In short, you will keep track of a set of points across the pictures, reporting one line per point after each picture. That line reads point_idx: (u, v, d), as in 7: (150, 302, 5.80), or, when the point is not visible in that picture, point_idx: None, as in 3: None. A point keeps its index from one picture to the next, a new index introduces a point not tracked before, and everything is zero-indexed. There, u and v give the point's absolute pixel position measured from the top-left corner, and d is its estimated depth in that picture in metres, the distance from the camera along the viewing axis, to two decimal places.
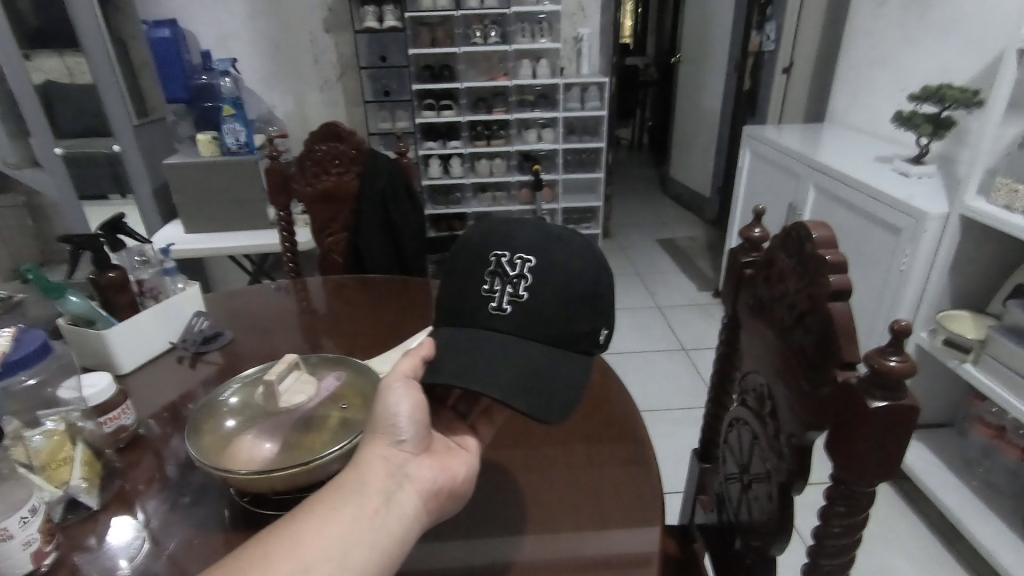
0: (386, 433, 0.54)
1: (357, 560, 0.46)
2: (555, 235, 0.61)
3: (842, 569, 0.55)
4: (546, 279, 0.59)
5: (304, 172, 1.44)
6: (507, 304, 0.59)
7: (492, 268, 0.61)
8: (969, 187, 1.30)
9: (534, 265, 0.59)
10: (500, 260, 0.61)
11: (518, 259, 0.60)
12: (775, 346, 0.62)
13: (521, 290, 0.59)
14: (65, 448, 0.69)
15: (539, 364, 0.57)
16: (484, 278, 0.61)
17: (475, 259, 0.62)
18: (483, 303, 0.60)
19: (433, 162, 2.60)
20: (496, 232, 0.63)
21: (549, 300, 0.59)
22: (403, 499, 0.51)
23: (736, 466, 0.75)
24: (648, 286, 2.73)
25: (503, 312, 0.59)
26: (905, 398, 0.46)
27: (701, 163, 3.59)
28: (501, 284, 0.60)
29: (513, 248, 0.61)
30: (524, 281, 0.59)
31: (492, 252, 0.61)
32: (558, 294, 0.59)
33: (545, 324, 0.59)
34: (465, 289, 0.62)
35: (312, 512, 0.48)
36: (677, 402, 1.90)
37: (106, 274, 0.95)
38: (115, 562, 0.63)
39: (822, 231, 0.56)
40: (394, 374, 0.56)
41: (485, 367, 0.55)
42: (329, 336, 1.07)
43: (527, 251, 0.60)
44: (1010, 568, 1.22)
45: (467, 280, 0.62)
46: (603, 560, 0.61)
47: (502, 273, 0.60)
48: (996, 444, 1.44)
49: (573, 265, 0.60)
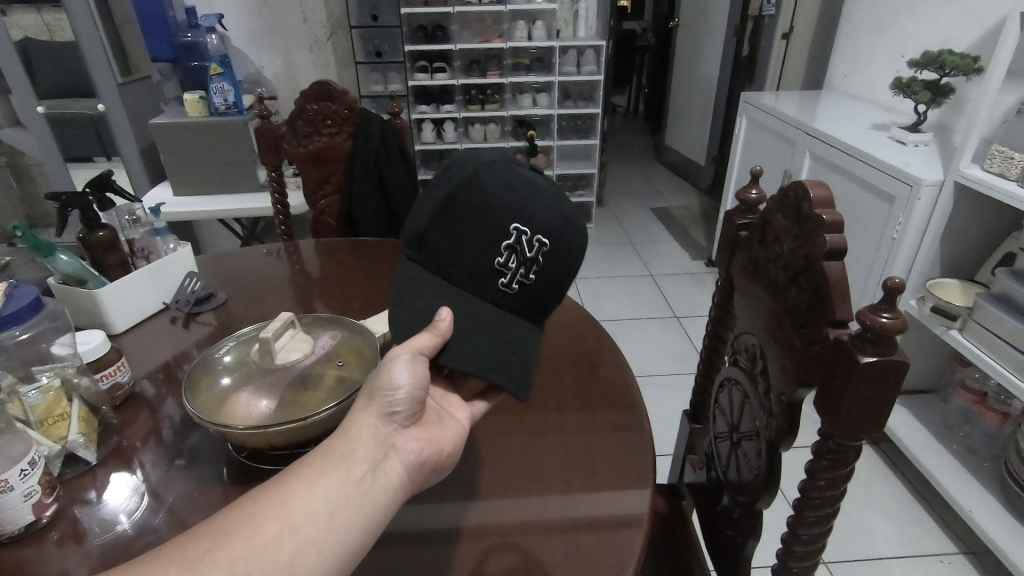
0: (380, 402, 0.52)
1: (344, 523, 0.45)
2: (566, 218, 0.61)
3: (826, 521, 0.57)
4: (552, 263, 0.60)
5: (296, 132, 1.41)
6: (515, 283, 0.59)
7: (510, 242, 0.58)
8: (964, 155, 1.30)
9: (548, 248, 0.59)
10: (520, 236, 0.58)
11: (537, 240, 0.59)
12: (768, 307, 0.63)
13: (530, 275, 0.59)
14: (62, 404, 0.69)
15: (526, 341, 0.59)
16: (500, 250, 0.58)
17: (492, 225, 0.57)
18: (493, 277, 0.58)
19: (426, 127, 2.58)
20: (520, 197, 0.58)
21: (546, 285, 0.61)
22: (388, 470, 0.50)
23: (725, 425, 0.76)
24: (641, 254, 2.73)
25: (509, 290, 0.59)
26: (895, 353, 0.47)
27: (696, 130, 3.56)
28: (516, 262, 0.59)
29: (533, 226, 0.58)
30: (535, 266, 0.59)
31: (512, 224, 0.58)
32: (554, 281, 0.61)
33: (537, 307, 0.61)
34: (473, 256, 0.58)
35: (301, 476, 0.47)
36: (666, 367, 1.94)
37: (95, 233, 0.94)
38: (115, 515, 0.64)
39: (819, 190, 0.56)
40: (403, 346, 0.53)
41: (481, 347, 0.56)
42: (323, 299, 1.07)
43: (545, 232, 0.59)
44: (985, 527, 1.27)
45: (480, 249, 0.58)
46: (594, 521, 0.63)
47: (520, 251, 0.58)
48: (977, 410, 1.46)
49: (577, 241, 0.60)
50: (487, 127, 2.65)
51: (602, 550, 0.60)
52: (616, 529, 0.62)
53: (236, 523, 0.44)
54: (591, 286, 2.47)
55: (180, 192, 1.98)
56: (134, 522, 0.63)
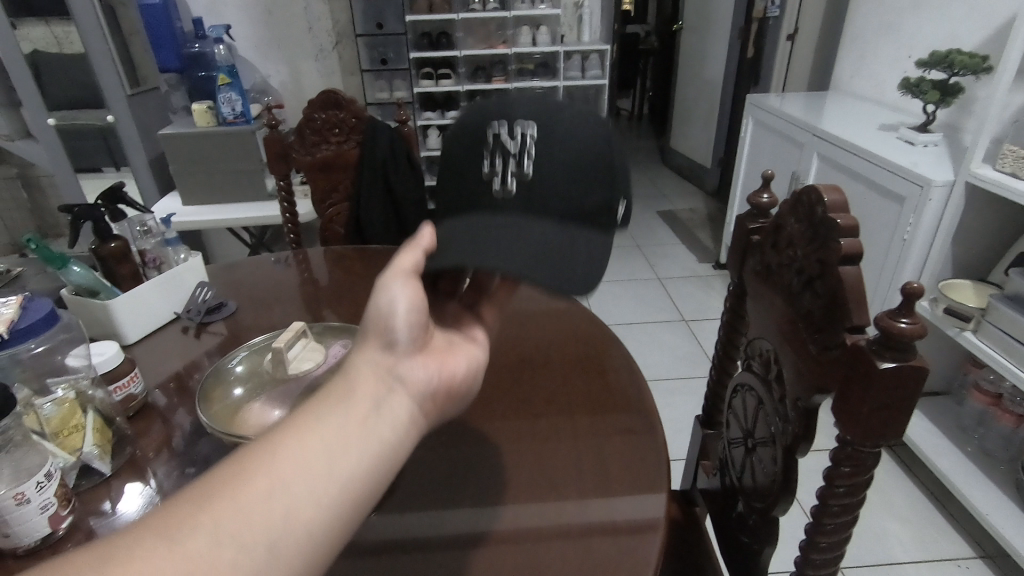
0: (378, 335, 0.44)
1: (347, 468, 0.36)
2: (553, 110, 0.60)
3: (844, 528, 0.56)
4: (545, 150, 0.57)
5: (304, 141, 1.42)
6: (511, 181, 0.57)
7: (491, 144, 0.58)
8: (975, 154, 1.29)
9: (534, 135, 0.58)
10: (499, 134, 0.58)
11: (518, 130, 0.58)
12: (782, 311, 0.62)
13: (525, 166, 0.57)
14: (76, 415, 0.70)
15: (550, 240, 0.55)
16: (484, 157, 0.58)
17: (473, 141, 0.60)
18: (486, 183, 0.57)
19: (432, 133, 2.61)
20: (492, 112, 0.60)
21: (553, 178, 0.57)
22: (397, 406, 0.41)
23: (740, 430, 0.76)
24: (648, 257, 2.73)
25: (506, 189, 0.57)
26: (913, 358, 0.46)
27: (701, 132, 3.56)
28: (502, 160, 0.58)
29: (510, 121, 0.59)
30: (526, 156, 0.57)
31: (489, 129, 0.59)
32: (563, 170, 0.58)
33: (551, 196, 0.57)
34: (466, 171, 0.59)
35: (292, 422, 0.38)
36: (676, 371, 1.93)
37: (107, 244, 0.95)
38: (130, 527, 0.64)
39: (833, 195, 0.55)
40: (394, 269, 0.47)
41: (495, 248, 0.52)
42: (334, 308, 1.07)
43: (526, 123, 0.58)
44: (1002, 530, 1.26)
45: (471, 166, 0.59)
46: (610, 525, 0.62)
47: (504, 147, 0.58)
48: (992, 411, 1.45)
49: (570, 134, 0.59)
50: None
51: (619, 554, 0.59)
52: (634, 534, 0.61)
53: (216, 482, 0.34)
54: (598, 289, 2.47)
55: (190, 201, 2.00)
56: None
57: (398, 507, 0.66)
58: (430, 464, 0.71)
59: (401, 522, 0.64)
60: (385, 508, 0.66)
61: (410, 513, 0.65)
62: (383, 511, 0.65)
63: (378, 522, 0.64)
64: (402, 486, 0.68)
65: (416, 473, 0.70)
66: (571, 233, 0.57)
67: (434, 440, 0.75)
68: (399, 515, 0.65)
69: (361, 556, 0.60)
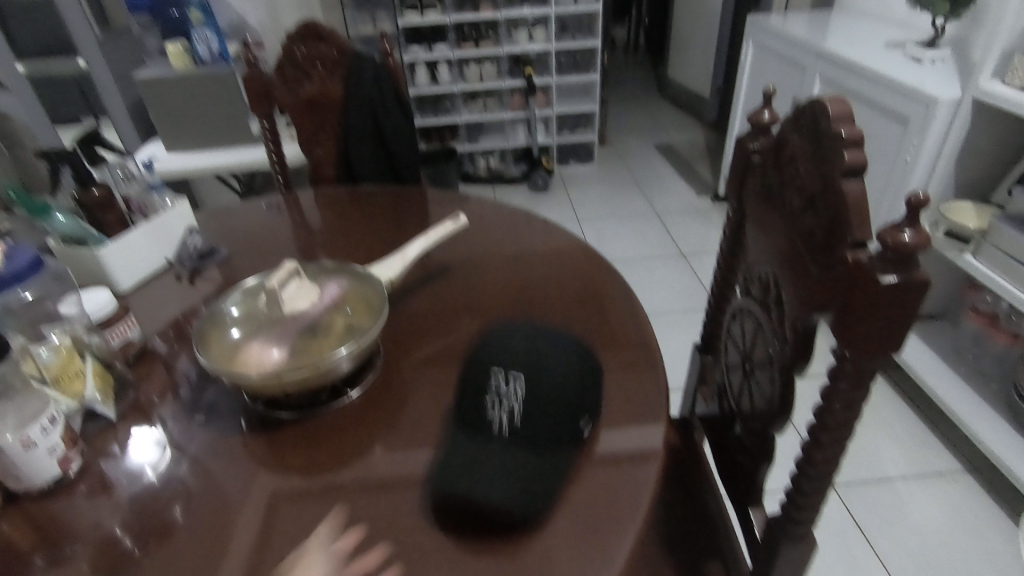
0: None
1: None
2: (542, 361, 0.63)
3: (839, 443, 0.58)
4: (534, 387, 0.61)
5: (285, 78, 1.35)
6: (503, 419, 0.59)
7: (490, 393, 0.61)
8: (984, 69, 1.24)
9: (524, 378, 0.62)
10: (496, 381, 0.62)
11: (511, 376, 0.62)
12: (784, 232, 0.61)
13: (514, 411, 0.60)
14: (75, 362, 0.69)
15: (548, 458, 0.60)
16: (484, 404, 0.61)
17: (474, 389, 0.63)
18: (482, 419, 0.60)
19: (420, 69, 2.51)
20: (494, 351, 0.66)
21: (545, 406, 0.61)
22: None
23: (738, 355, 0.76)
24: (646, 192, 2.69)
25: (502, 429, 0.59)
26: (916, 270, 0.45)
27: (700, 60, 3.43)
28: (496, 401, 0.61)
29: (506, 365, 0.63)
30: (516, 395, 0.60)
31: (489, 374, 0.63)
32: (552, 392, 0.61)
33: (541, 434, 0.60)
34: (463, 409, 0.63)
35: None
36: (674, 305, 1.94)
37: (90, 191, 0.92)
38: (140, 467, 0.66)
39: (838, 105, 0.52)
40: None
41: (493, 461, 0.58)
42: (328, 251, 1.06)
43: (517, 368, 0.62)
44: (991, 445, 1.30)
45: (469, 399, 0.63)
46: (611, 455, 0.63)
47: (497, 393, 0.61)
48: (987, 332, 1.47)
49: (555, 358, 0.64)
50: (482, 67, 2.58)
51: (619, 482, 0.61)
52: (634, 463, 0.62)
53: None
54: (596, 227, 2.44)
55: (174, 149, 1.94)
56: (159, 472, 0.65)
57: (402, 442, 0.67)
58: (432, 398, 0.72)
59: (404, 455, 0.65)
60: (388, 442, 0.67)
61: (413, 448, 0.66)
62: (387, 445, 0.67)
63: (383, 457, 0.65)
64: (404, 420, 0.70)
65: (419, 408, 0.71)
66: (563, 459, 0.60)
67: (435, 376, 0.76)
68: (402, 448, 0.66)
69: (366, 488, 0.62)
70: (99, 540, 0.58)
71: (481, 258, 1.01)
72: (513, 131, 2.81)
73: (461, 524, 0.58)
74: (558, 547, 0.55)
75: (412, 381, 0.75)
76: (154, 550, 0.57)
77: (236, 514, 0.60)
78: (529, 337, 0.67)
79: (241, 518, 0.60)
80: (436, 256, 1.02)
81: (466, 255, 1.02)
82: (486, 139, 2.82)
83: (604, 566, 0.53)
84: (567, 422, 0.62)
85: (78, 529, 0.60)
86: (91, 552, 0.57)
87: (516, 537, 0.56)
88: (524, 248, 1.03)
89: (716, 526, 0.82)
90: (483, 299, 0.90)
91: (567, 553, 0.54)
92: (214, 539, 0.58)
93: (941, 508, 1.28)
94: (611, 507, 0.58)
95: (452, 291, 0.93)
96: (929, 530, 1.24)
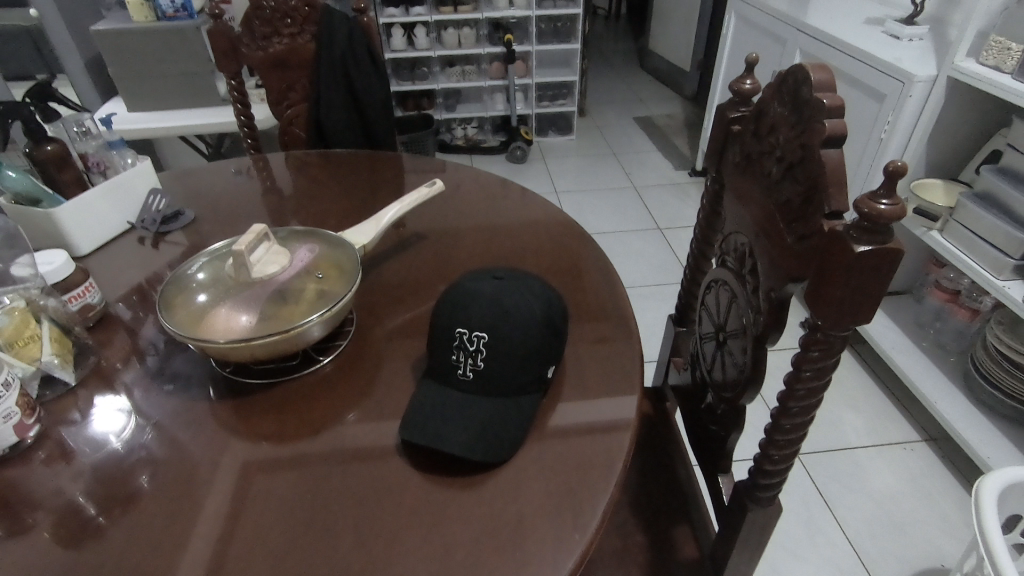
0: None
1: None
2: (508, 312, 0.62)
3: (808, 410, 0.59)
4: (499, 349, 0.61)
5: (253, 34, 1.28)
6: (470, 371, 0.62)
7: (456, 342, 0.63)
8: (960, 47, 1.25)
9: (489, 340, 0.61)
10: (462, 335, 0.63)
11: (476, 335, 0.62)
12: (761, 203, 0.61)
13: (480, 362, 0.62)
14: (30, 325, 0.67)
15: (509, 405, 0.62)
16: (451, 352, 0.63)
17: (441, 337, 0.64)
18: (451, 371, 0.63)
19: (396, 32, 2.43)
20: (459, 304, 0.64)
21: (507, 358, 0.62)
22: None
23: (712, 325, 0.77)
24: (624, 166, 2.67)
25: (467, 377, 0.62)
26: (891, 240, 0.45)
27: (681, 32, 3.39)
28: (462, 354, 0.62)
29: (471, 324, 0.62)
30: (480, 355, 0.62)
31: (453, 326, 0.63)
32: (515, 352, 0.62)
33: (505, 383, 0.62)
34: (434, 357, 0.65)
35: None
36: (649, 278, 1.95)
37: (43, 147, 0.86)
38: (102, 434, 0.64)
39: (820, 73, 0.52)
40: None
41: (454, 413, 0.61)
42: (299, 217, 1.02)
43: (482, 326, 0.62)
44: (947, 415, 1.35)
45: (439, 349, 0.64)
46: (586, 426, 0.64)
47: (465, 347, 0.62)
48: (949, 307, 1.51)
49: (520, 315, 0.62)
50: (460, 32, 2.52)
51: (592, 451, 0.61)
52: (606, 432, 0.63)
53: None
54: (573, 199, 2.43)
55: (136, 109, 1.86)
56: (123, 439, 0.63)
57: (374, 411, 0.66)
58: (407, 367, 0.71)
59: (377, 425, 0.64)
60: (361, 411, 0.66)
61: (386, 418, 0.65)
62: (360, 413, 0.66)
63: (357, 426, 0.64)
64: (377, 389, 0.69)
65: (392, 377, 0.70)
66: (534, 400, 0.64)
67: (409, 344, 0.75)
68: (374, 418, 0.65)
69: (337, 457, 0.61)
70: (60, 508, 0.57)
71: (456, 227, 0.99)
72: (491, 100, 2.76)
73: (433, 491, 0.57)
74: (531, 511, 0.55)
75: (386, 349, 0.74)
76: (118, 517, 0.56)
77: (204, 481, 0.59)
78: (496, 282, 0.65)
79: (210, 485, 0.59)
80: (410, 223, 1.00)
81: (441, 223, 1.00)
82: (463, 107, 2.77)
83: (575, 529, 0.54)
84: (539, 369, 0.64)
85: (37, 496, 0.58)
86: (51, 519, 0.56)
87: (488, 502, 0.56)
88: (500, 218, 1.01)
89: (685, 493, 0.84)
90: (458, 265, 0.89)
91: (539, 517, 0.55)
92: (182, 505, 0.57)
93: (898, 475, 1.33)
94: (584, 475, 0.58)
95: (426, 260, 0.91)
96: (887, 495, 1.29)
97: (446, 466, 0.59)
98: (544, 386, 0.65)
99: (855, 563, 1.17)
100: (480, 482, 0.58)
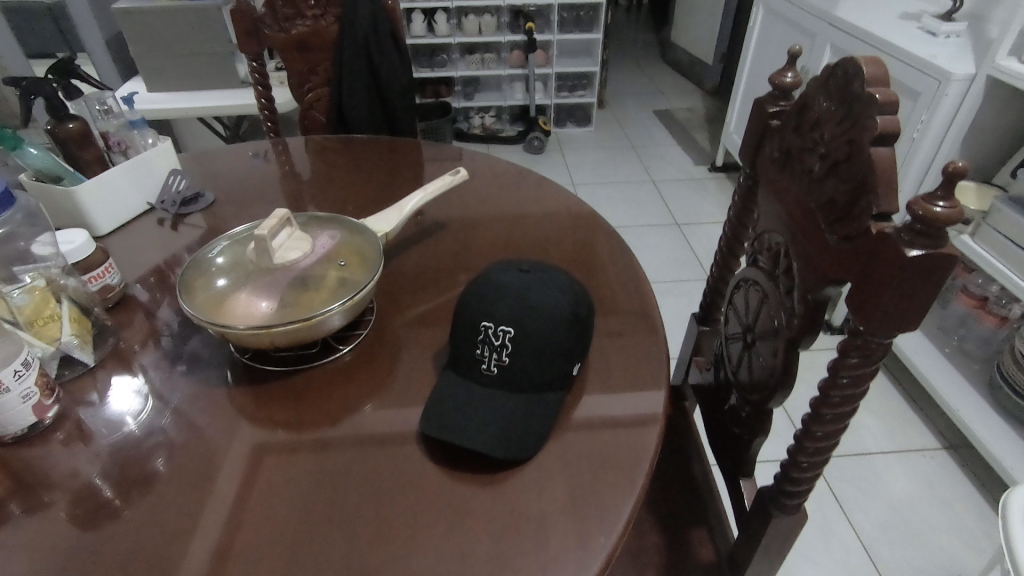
0: None
1: None
2: (533, 306, 0.61)
3: (842, 418, 0.57)
4: (524, 346, 0.60)
5: (276, 15, 1.25)
6: (495, 366, 0.61)
7: (480, 336, 0.61)
8: (1002, 45, 1.21)
9: (514, 335, 0.60)
10: (486, 330, 0.61)
11: (502, 330, 0.60)
12: (802, 200, 0.59)
13: (505, 357, 0.60)
14: (50, 305, 0.66)
15: (533, 403, 0.60)
16: (475, 346, 0.62)
17: (465, 330, 0.63)
18: (475, 365, 0.62)
19: (417, 17, 2.41)
20: (485, 298, 0.62)
21: (532, 354, 0.60)
22: None
23: (739, 325, 0.75)
24: (643, 159, 2.64)
25: (491, 373, 0.61)
26: (946, 245, 0.43)
27: (705, 25, 3.33)
28: (487, 349, 0.61)
29: (496, 318, 0.61)
30: (505, 350, 0.60)
31: (478, 320, 0.62)
32: (540, 349, 0.60)
33: (528, 379, 0.60)
34: (458, 351, 0.63)
35: None
36: (666, 275, 1.93)
37: (65, 125, 0.85)
38: (120, 415, 0.63)
39: (873, 67, 0.49)
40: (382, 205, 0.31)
41: (477, 410, 0.59)
42: (317, 202, 1.01)
43: (508, 321, 0.60)
44: (971, 424, 1.32)
45: (462, 343, 0.63)
46: (610, 420, 0.62)
47: (489, 342, 0.61)
48: (975, 314, 1.48)
49: (547, 310, 0.61)
50: (481, 19, 2.48)
51: (617, 448, 0.59)
52: (633, 428, 0.61)
53: None
54: (590, 191, 2.40)
55: (155, 89, 1.85)
56: (141, 422, 0.63)
57: (394, 401, 0.65)
58: (427, 358, 0.70)
59: (396, 414, 0.63)
60: (379, 401, 0.65)
61: (405, 407, 0.64)
62: (378, 403, 0.65)
63: (375, 415, 0.63)
64: (396, 379, 0.67)
65: (412, 367, 0.69)
66: (559, 397, 0.62)
67: (429, 334, 0.74)
68: (395, 407, 0.64)
69: (355, 446, 0.60)
70: (77, 489, 0.56)
71: (476, 216, 0.97)
72: (510, 89, 2.73)
73: (453, 485, 0.56)
74: (553, 510, 0.54)
75: (405, 338, 0.73)
76: (135, 500, 0.55)
77: (220, 468, 0.58)
78: (522, 274, 0.64)
79: (226, 472, 0.58)
80: (430, 212, 0.98)
81: (462, 213, 0.98)
82: (481, 96, 2.74)
83: (600, 532, 0.52)
84: (566, 366, 0.62)
85: (54, 477, 0.57)
86: (68, 500, 0.55)
87: (509, 500, 0.55)
88: (520, 208, 0.99)
89: (703, 495, 0.82)
90: (478, 256, 0.88)
91: (562, 517, 0.53)
92: (199, 491, 0.56)
93: (917, 482, 1.31)
94: (608, 474, 0.57)
95: (445, 249, 0.90)
96: (904, 502, 1.27)
97: (466, 461, 0.58)
98: (569, 382, 0.64)
99: (868, 567, 1.16)
100: (501, 478, 0.56)
